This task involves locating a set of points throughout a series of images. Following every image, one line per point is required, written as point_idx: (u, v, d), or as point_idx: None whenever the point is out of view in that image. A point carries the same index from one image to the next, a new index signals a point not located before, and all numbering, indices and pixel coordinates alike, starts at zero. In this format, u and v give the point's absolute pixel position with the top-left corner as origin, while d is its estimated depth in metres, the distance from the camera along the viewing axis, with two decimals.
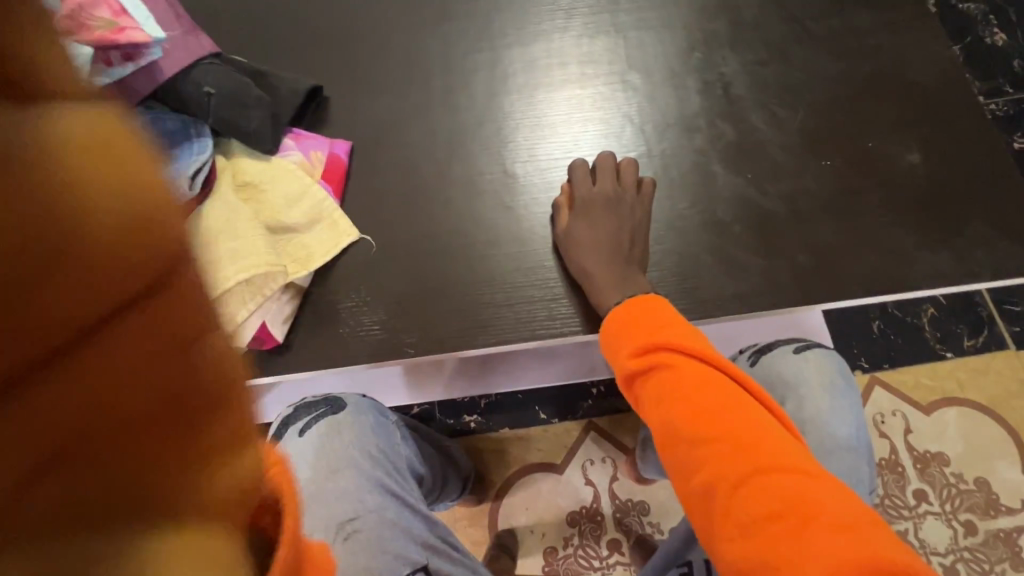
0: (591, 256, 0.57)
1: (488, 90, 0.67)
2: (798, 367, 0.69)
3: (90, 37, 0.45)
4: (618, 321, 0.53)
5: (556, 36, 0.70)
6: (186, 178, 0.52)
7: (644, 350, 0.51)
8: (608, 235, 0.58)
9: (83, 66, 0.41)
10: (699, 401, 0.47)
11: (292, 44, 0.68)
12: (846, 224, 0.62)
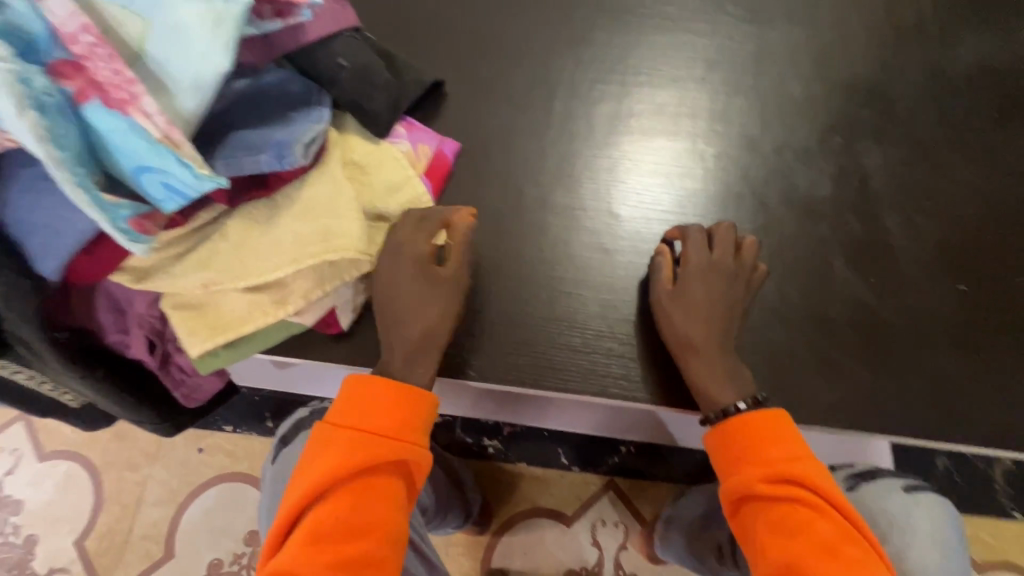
0: (691, 326, 0.52)
1: (610, 124, 0.65)
2: (904, 508, 0.64)
3: None
4: (737, 429, 0.51)
5: (692, 86, 0.66)
6: (301, 146, 0.48)
7: (775, 477, 0.50)
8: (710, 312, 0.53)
9: (239, 16, 0.38)
10: (826, 549, 0.47)
11: (424, 34, 0.67)
12: (966, 360, 0.56)
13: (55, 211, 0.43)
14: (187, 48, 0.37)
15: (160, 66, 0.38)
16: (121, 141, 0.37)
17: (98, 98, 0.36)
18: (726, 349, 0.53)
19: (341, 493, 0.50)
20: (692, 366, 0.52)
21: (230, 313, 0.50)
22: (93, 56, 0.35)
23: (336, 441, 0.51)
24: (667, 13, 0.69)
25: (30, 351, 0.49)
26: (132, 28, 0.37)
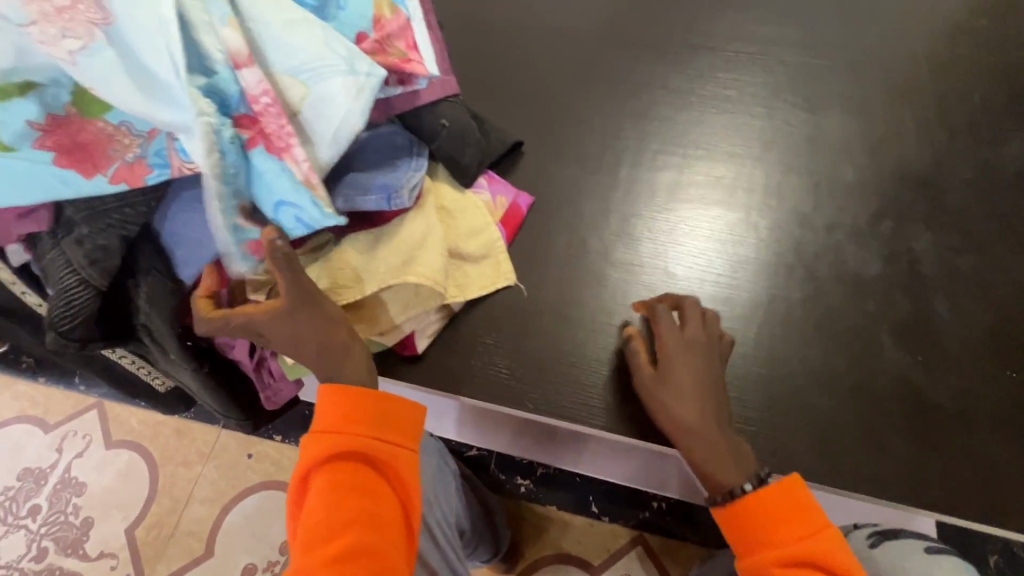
0: (683, 409, 0.55)
1: (670, 191, 0.71)
2: (926, 567, 0.65)
3: (384, 62, 0.52)
4: (746, 510, 0.54)
5: (748, 163, 0.72)
6: (405, 190, 0.56)
7: (789, 557, 0.53)
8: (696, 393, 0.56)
9: (374, 88, 0.45)
10: None
11: (508, 101, 0.76)
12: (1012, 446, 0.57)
13: (203, 227, 0.51)
14: (331, 111, 0.45)
15: (308, 122, 0.46)
16: (271, 181, 0.46)
17: (262, 147, 0.45)
18: (721, 427, 0.55)
19: (323, 490, 0.51)
20: (690, 443, 0.55)
21: None
22: (266, 113, 0.44)
23: (319, 443, 0.53)
24: (728, 97, 0.77)
25: (156, 342, 0.57)
26: (294, 92, 0.45)
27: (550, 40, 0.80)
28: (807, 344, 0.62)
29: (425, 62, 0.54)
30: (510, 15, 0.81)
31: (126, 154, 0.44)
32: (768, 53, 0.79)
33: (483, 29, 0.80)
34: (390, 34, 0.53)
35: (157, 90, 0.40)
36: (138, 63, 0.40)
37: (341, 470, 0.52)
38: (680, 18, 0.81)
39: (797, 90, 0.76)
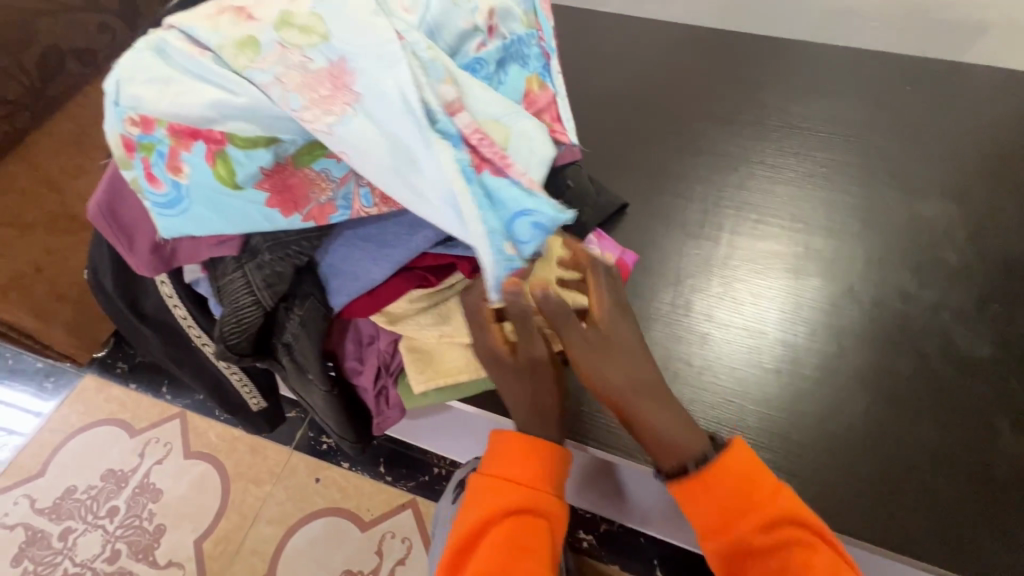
0: (609, 376, 0.53)
1: (769, 258, 0.74)
2: None
3: None
4: (704, 477, 0.52)
5: (848, 237, 0.75)
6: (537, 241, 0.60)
7: (772, 526, 0.49)
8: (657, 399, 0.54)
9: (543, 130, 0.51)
10: None
11: (612, 165, 0.82)
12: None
13: (360, 262, 0.57)
14: (529, 145, 0.50)
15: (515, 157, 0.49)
16: (506, 199, 0.46)
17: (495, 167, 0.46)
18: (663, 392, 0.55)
19: (499, 541, 0.52)
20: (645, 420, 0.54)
21: (452, 363, 0.62)
22: (483, 143, 0.46)
23: (489, 493, 0.55)
24: (825, 173, 0.80)
25: (294, 362, 0.62)
26: (498, 132, 0.49)
27: (654, 114, 0.87)
28: (913, 422, 0.63)
29: (568, 133, 0.59)
30: (616, 90, 0.89)
31: (321, 196, 0.50)
32: (866, 134, 0.83)
33: (592, 102, 0.88)
34: (541, 110, 0.57)
35: (405, 143, 0.44)
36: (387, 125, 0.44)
37: (511, 523, 0.53)
38: (778, 98, 0.87)
39: (895, 171, 0.79)
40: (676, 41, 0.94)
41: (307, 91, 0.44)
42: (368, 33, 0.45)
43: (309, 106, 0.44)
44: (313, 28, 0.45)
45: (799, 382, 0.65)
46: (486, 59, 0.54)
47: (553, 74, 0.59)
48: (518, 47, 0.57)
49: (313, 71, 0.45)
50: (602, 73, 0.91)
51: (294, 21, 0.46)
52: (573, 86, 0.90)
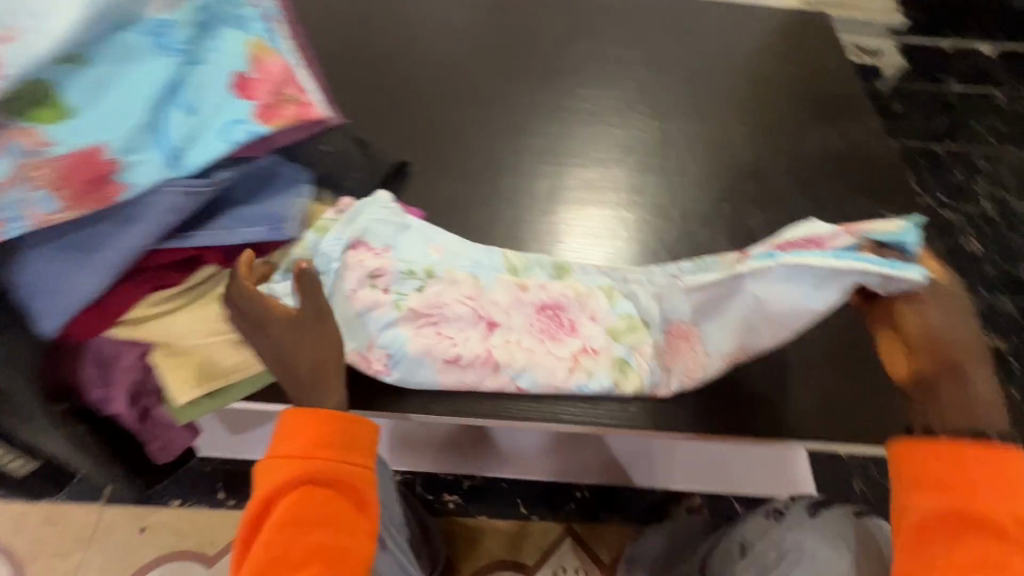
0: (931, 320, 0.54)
1: (548, 196, 0.79)
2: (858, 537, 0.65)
3: (280, 113, 0.56)
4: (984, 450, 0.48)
5: (612, 166, 0.83)
6: (295, 222, 0.58)
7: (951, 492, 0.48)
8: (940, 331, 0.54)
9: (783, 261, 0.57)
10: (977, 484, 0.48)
11: (391, 126, 0.81)
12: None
13: (66, 271, 0.49)
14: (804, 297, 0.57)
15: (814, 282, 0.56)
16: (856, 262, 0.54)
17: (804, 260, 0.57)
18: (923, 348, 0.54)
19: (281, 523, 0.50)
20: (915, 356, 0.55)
21: (222, 364, 0.55)
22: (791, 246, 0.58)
23: (277, 471, 0.53)
24: (590, 110, 0.88)
25: (12, 411, 0.52)
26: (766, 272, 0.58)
27: (432, 72, 0.87)
28: None
29: (319, 104, 0.60)
30: (392, 51, 0.88)
31: None
32: (620, 74, 0.93)
33: (365, 64, 0.86)
34: (277, 85, 0.57)
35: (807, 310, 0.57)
36: (775, 308, 0.58)
37: (296, 501, 0.52)
38: (544, 49, 0.93)
39: (645, 103, 0.90)
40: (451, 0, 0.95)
41: (489, 368, 0.64)
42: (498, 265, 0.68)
43: (373, 352, 0.63)
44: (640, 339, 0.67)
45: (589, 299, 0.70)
46: (175, 21, 0.52)
47: (283, 40, 0.59)
48: (225, 12, 0.55)
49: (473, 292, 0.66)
50: (375, 36, 0.89)
51: (444, 273, 0.66)
52: (345, 50, 0.87)
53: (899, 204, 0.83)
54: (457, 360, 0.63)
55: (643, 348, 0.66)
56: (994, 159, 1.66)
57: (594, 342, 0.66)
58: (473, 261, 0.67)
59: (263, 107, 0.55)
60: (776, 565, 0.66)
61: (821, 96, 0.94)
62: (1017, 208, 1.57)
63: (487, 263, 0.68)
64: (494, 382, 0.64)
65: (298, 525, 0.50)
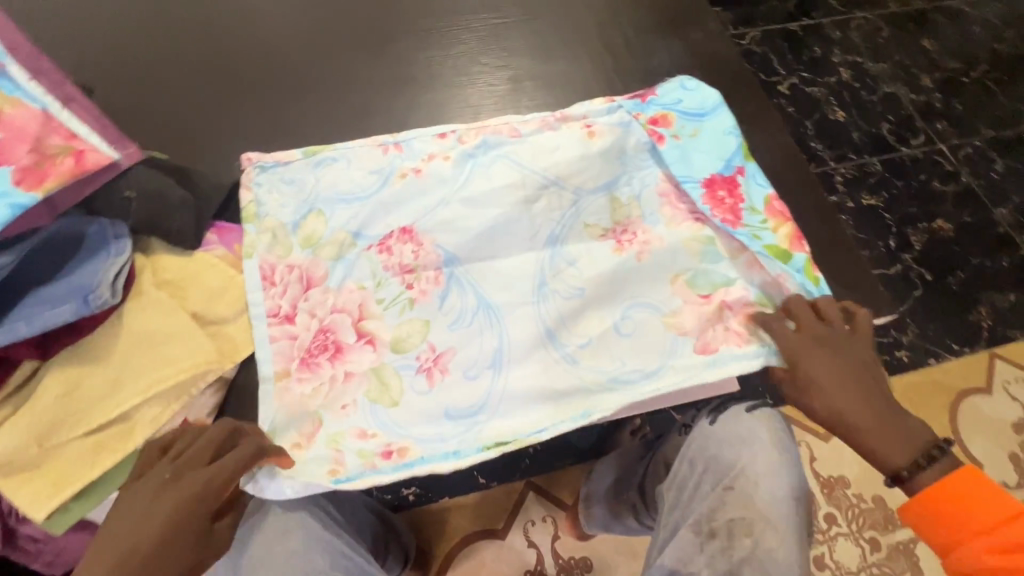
0: (856, 414, 0.55)
1: (364, 184, 0.70)
2: (749, 429, 0.68)
3: (49, 162, 0.49)
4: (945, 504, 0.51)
5: (429, 140, 0.74)
6: (106, 286, 0.51)
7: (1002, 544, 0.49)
8: (865, 416, 0.55)
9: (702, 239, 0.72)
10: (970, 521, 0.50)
11: (217, 143, 0.73)
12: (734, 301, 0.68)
13: None
14: (673, 233, 0.72)
15: (636, 195, 0.74)
16: (677, 165, 0.74)
17: (661, 132, 0.75)
18: (865, 401, 0.55)
19: None
20: (810, 372, 0.58)
21: (73, 463, 0.50)
22: (626, 233, 0.72)
23: None
24: (433, 73, 0.83)
25: None
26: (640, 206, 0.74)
27: (250, 71, 0.78)
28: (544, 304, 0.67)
29: (97, 146, 0.52)
30: (197, 55, 0.78)
31: None
32: (455, 26, 0.87)
33: (168, 78, 0.76)
34: (35, 136, 0.49)
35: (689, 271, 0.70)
36: (672, 265, 0.70)
37: None
38: (369, 15, 0.85)
39: (488, 53, 0.86)
40: None
41: (468, 227, 0.69)
42: (537, 421, 0.62)
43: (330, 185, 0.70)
44: (593, 228, 0.71)
45: (468, 200, 0.70)
46: None
47: (24, 84, 0.52)
48: None
49: (479, 258, 0.69)
50: (169, 39, 0.78)
51: (440, 288, 0.67)
52: (139, 67, 0.76)
53: (750, 102, 0.85)
54: (420, 252, 0.68)
55: (630, 223, 0.72)
56: (845, 26, 1.73)
57: (553, 170, 0.72)
58: (451, 238, 0.68)
59: (32, 165, 0.48)
60: (690, 474, 0.68)
61: (661, 4, 0.92)
62: (870, 69, 1.67)
63: (495, 318, 0.66)
64: (438, 143, 0.73)
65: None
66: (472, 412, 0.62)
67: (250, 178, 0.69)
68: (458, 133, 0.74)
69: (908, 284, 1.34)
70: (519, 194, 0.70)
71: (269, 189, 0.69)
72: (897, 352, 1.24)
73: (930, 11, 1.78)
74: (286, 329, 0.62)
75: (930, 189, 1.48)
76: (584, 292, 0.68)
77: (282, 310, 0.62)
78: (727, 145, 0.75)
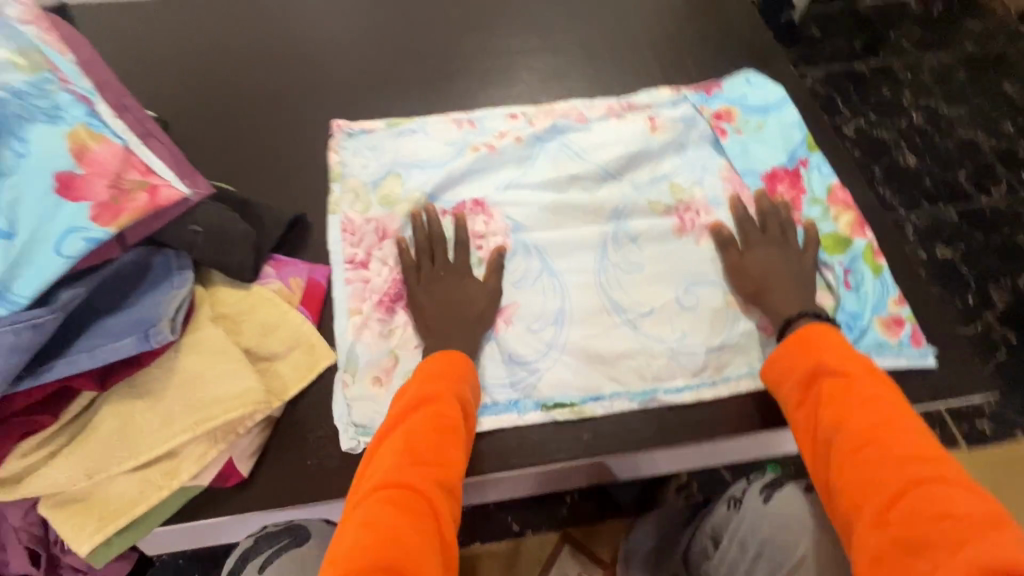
0: (762, 266, 0.64)
1: (439, 151, 0.74)
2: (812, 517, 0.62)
3: (127, 199, 0.50)
4: (857, 436, 0.46)
5: (499, 119, 0.78)
6: (167, 321, 0.51)
7: (882, 489, 0.43)
8: (763, 270, 0.64)
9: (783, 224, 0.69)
10: (880, 466, 0.44)
11: (280, 175, 0.74)
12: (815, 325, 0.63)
13: None
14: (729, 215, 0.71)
15: (696, 179, 0.74)
16: (736, 149, 0.76)
17: (725, 126, 0.77)
18: (785, 271, 0.64)
19: (414, 430, 0.49)
20: (752, 254, 0.66)
21: (119, 498, 0.49)
22: (690, 212, 0.71)
23: (412, 393, 0.53)
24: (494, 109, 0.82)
25: None
26: (699, 190, 0.73)
27: (316, 107, 0.80)
28: (606, 276, 0.68)
29: (170, 182, 0.54)
30: (268, 90, 0.81)
31: None
32: (517, 65, 0.87)
33: (240, 112, 0.79)
34: (115, 170, 0.51)
35: None
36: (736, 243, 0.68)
37: (416, 420, 0.50)
38: (432, 54, 0.86)
39: (549, 92, 0.85)
40: (322, 21, 0.88)
41: (531, 195, 0.71)
42: (596, 386, 0.62)
43: (406, 153, 0.74)
44: (656, 206, 0.72)
45: (535, 175, 0.73)
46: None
47: (108, 120, 0.53)
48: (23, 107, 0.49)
49: (544, 229, 0.70)
50: (243, 74, 0.81)
51: (507, 252, 0.68)
52: (214, 101, 0.79)
53: (826, 149, 0.80)
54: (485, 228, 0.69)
55: (691, 202, 0.72)
56: (916, 67, 1.65)
57: (614, 163, 0.74)
58: (518, 210, 0.70)
59: (110, 202, 0.49)
60: (741, 558, 0.62)
61: (729, 46, 0.89)
62: (945, 112, 1.58)
63: (560, 283, 0.67)
64: (508, 123, 0.78)
65: (432, 377, 0.54)
66: (533, 362, 0.63)
67: (337, 143, 0.75)
68: (528, 115, 0.79)
69: (991, 346, 1.23)
70: (582, 183, 0.73)
71: (353, 153, 0.75)
72: (978, 422, 1.14)
73: (1012, 53, 1.68)
74: (361, 274, 0.66)
75: (1015, 243, 1.37)
76: (644, 269, 0.68)
77: (359, 259, 0.67)
78: (791, 139, 0.76)
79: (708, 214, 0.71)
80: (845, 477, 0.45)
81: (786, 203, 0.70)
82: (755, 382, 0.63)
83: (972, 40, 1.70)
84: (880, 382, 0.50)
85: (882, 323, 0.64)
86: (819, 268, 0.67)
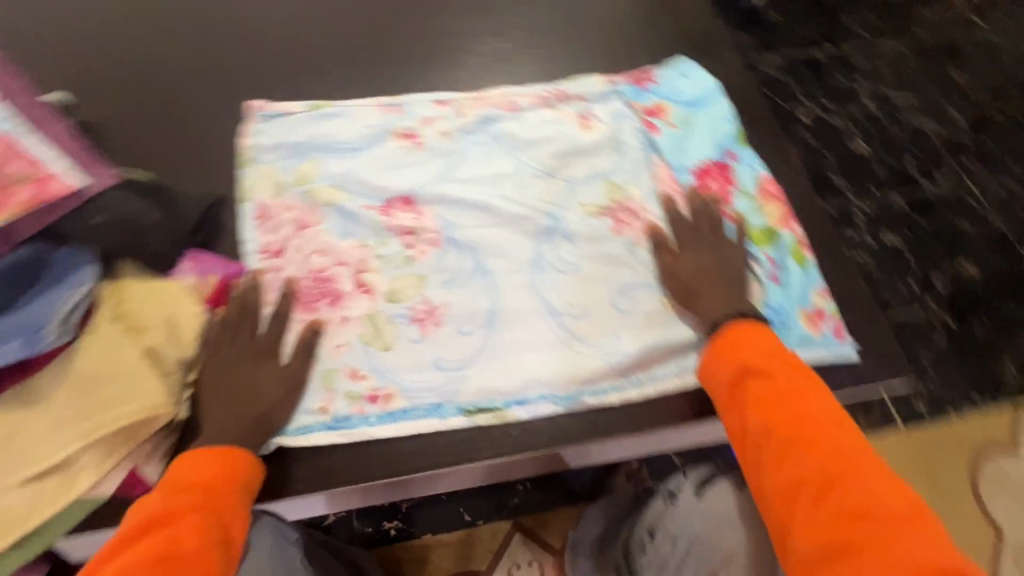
0: (689, 267, 0.65)
1: (361, 140, 0.73)
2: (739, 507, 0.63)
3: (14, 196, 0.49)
4: (787, 428, 0.47)
5: (429, 106, 0.77)
6: (56, 324, 0.48)
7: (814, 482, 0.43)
8: (693, 273, 0.64)
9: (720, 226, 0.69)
10: (808, 459, 0.45)
11: (200, 164, 0.70)
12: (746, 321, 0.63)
13: None
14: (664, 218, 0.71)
15: (628, 179, 0.74)
16: (668, 145, 0.76)
17: (656, 122, 0.77)
18: (716, 273, 0.64)
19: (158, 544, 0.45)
20: (682, 257, 0.66)
21: (12, 509, 0.47)
22: (623, 215, 0.71)
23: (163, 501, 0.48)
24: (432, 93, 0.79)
25: None
26: (633, 192, 0.73)
27: (241, 91, 0.76)
28: (538, 276, 0.67)
29: (62, 171, 0.52)
30: (189, 72, 0.76)
31: None
32: (457, 48, 0.84)
33: (157, 96, 0.74)
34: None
35: None
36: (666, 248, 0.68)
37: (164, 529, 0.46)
38: (367, 36, 0.82)
39: (490, 77, 0.82)
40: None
41: (461, 196, 0.70)
42: (527, 383, 0.62)
43: (326, 141, 0.72)
44: (590, 207, 0.72)
45: (463, 168, 0.73)
46: None
47: None
48: None
49: (476, 226, 0.69)
50: (162, 55, 0.77)
51: (438, 249, 0.67)
52: (129, 84, 0.75)
53: (768, 138, 0.80)
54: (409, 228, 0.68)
55: (626, 205, 0.72)
56: (871, 54, 1.67)
57: (547, 162, 0.74)
58: (448, 208, 0.70)
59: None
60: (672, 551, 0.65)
61: (675, 32, 0.87)
62: (897, 101, 1.60)
63: (492, 283, 0.66)
64: (437, 109, 0.77)
65: (194, 468, 0.51)
66: (462, 365, 0.62)
67: (252, 123, 0.72)
68: (458, 103, 0.78)
69: (931, 330, 1.27)
70: (513, 181, 0.72)
71: (269, 133, 0.72)
72: (914, 403, 1.18)
73: (964, 43, 1.71)
74: (274, 262, 0.65)
75: (959, 230, 1.41)
76: (580, 269, 0.67)
77: (272, 246, 0.65)
78: (720, 132, 0.77)
79: (642, 217, 0.71)
80: (784, 481, 0.45)
81: (715, 199, 0.70)
82: (683, 381, 0.63)
83: (927, 28, 1.73)
84: (806, 379, 0.50)
85: (803, 317, 0.65)
86: (749, 261, 0.67)
